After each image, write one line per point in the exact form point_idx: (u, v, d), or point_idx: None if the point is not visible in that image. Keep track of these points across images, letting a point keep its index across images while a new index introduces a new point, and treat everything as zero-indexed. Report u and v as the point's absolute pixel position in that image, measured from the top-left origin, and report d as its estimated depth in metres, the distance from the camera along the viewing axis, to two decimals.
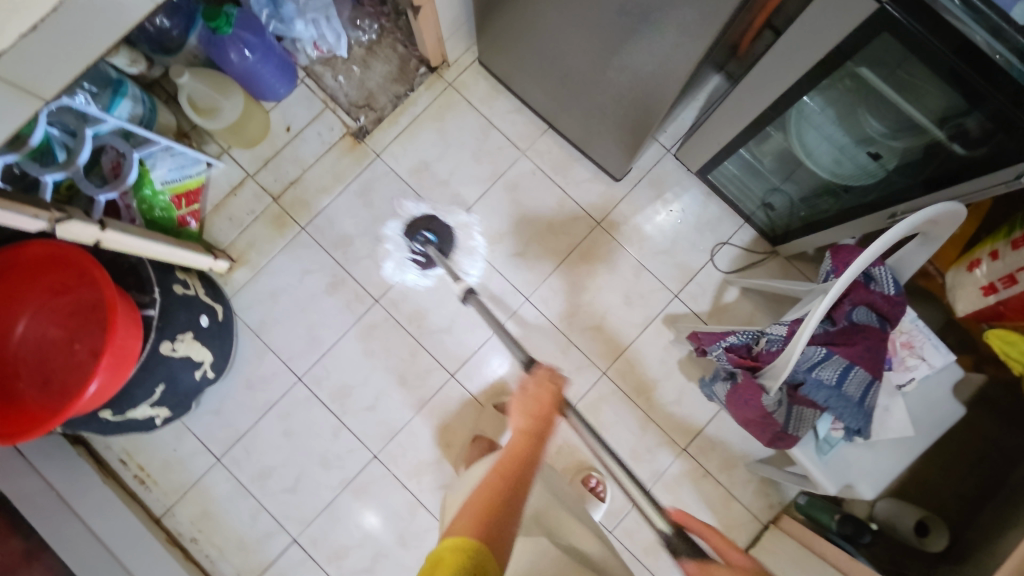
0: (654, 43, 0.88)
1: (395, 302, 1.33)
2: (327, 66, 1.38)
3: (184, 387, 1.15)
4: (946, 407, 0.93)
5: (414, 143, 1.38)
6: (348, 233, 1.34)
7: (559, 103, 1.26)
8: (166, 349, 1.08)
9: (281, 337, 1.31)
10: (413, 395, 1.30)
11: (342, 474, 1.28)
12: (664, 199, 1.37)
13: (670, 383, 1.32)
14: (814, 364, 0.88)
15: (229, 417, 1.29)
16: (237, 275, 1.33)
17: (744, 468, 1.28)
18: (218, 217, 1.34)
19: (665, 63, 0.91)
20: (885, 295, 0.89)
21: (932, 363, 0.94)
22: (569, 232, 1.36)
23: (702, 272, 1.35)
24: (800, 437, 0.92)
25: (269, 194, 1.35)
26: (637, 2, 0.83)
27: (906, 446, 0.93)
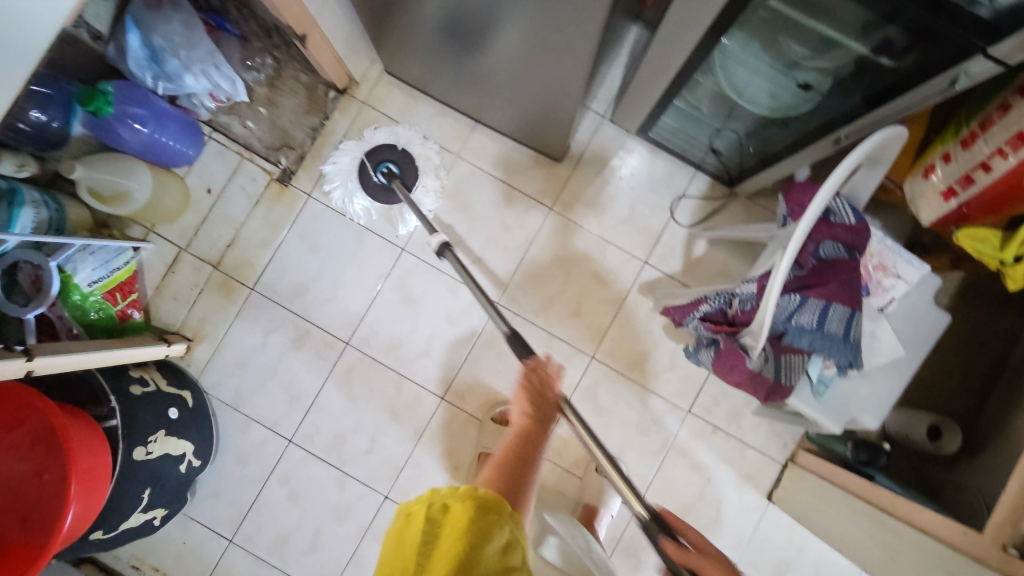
0: (549, 22, 0.82)
1: (366, 339, 1.28)
2: (232, 115, 1.30)
3: (173, 483, 1.12)
4: (931, 319, 0.92)
5: (343, 173, 1.31)
6: (301, 282, 1.29)
7: (480, 98, 1.20)
8: (141, 456, 1.05)
9: (259, 405, 1.27)
10: (408, 427, 1.27)
11: (358, 523, 1.25)
12: (610, 166, 1.32)
13: (661, 351, 1.29)
14: (791, 313, 0.86)
15: (230, 496, 1.26)
16: (199, 353, 1.27)
17: (752, 415, 1.27)
18: (162, 299, 1.27)
19: (567, 43, 0.85)
20: (846, 225, 0.85)
21: (909, 279, 0.91)
22: (523, 225, 1.31)
23: (666, 231, 1.31)
24: (794, 386, 0.89)
25: (208, 263, 1.28)
26: None
27: (899, 367, 0.92)
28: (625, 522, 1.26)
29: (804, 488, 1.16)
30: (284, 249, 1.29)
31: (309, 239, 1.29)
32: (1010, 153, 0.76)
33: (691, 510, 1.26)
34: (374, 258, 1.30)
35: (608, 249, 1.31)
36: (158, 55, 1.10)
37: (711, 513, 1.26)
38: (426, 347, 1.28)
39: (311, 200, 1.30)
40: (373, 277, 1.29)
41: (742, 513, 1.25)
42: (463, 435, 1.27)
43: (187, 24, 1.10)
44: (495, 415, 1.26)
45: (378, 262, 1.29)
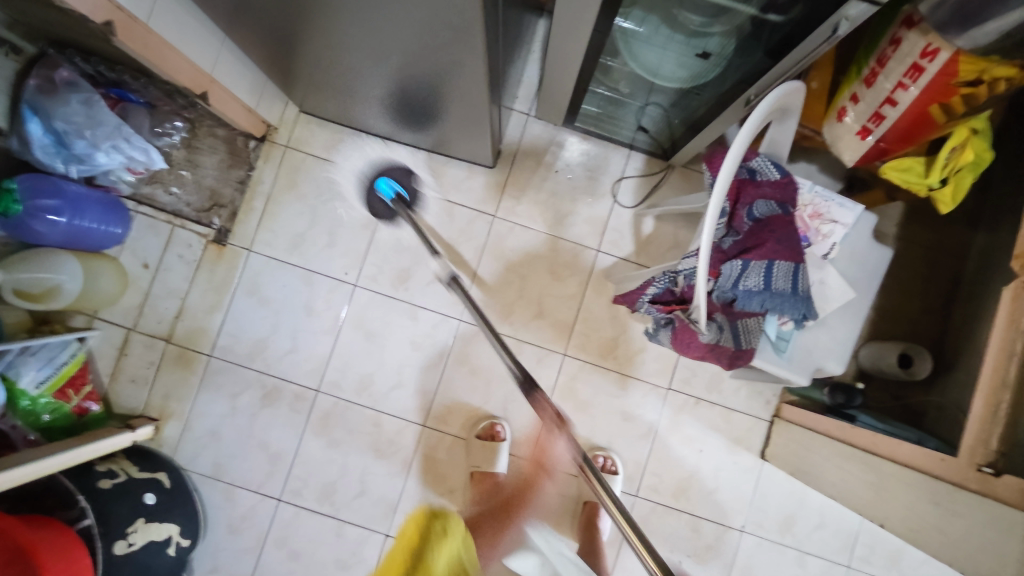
0: (432, 52, 0.82)
1: (336, 383, 1.26)
2: (155, 183, 1.27)
3: (163, 569, 1.09)
4: (875, 256, 0.93)
5: (279, 221, 1.28)
6: (258, 339, 1.26)
7: (400, 122, 1.19)
8: (122, 549, 1.02)
9: (240, 470, 1.24)
10: (395, 461, 1.25)
11: (363, 567, 1.23)
12: (546, 162, 1.31)
13: (630, 334, 1.28)
14: (737, 278, 0.85)
15: (229, 568, 1.23)
16: (168, 432, 1.24)
17: (731, 379, 1.27)
18: (120, 384, 1.24)
19: (458, 68, 0.86)
20: (772, 181, 0.86)
21: (845, 222, 0.91)
22: (471, 236, 1.29)
23: (612, 215, 1.30)
24: (755, 347, 0.89)
25: (159, 339, 1.25)
26: (394, 25, 0.78)
27: (853, 309, 0.92)
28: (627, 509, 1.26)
29: (792, 441, 1.17)
30: (235, 309, 1.26)
31: (258, 294, 1.27)
32: (911, 85, 0.77)
33: (690, 485, 1.26)
34: (328, 299, 1.27)
35: (560, 244, 1.30)
36: (64, 139, 1.08)
37: (709, 483, 1.26)
38: (398, 378, 1.27)
39: (252, 254, 1.27)
40: (330, 319, 1.27)
41: (739, 477, 1.26)
42: (452, 458, 1.26)
43: (87, 101, 1.08)
44: (479, 432, 1.24)
45: (333, 303, 1.27)
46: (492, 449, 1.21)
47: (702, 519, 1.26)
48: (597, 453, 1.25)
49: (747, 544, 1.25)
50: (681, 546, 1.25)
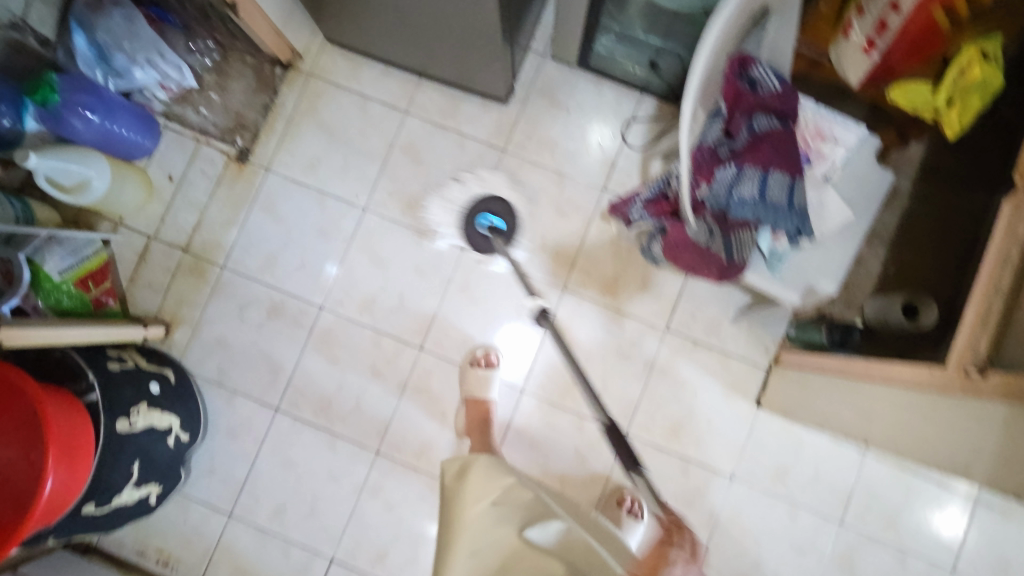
0: None
1: (340, 301, 1.30)
2: (185, 103, 1.33)
3: (162, 458, 1.13)
4: (876, 179, 0.92)
5: (298, 143, 1.34)
6: (268, 254, 1.31)
7: (418, 50, 1.22)
8: (124, 426, 1.06)
9: (243, 378, 1.29)
10: (391, 381, 1.28)
11: (353, 481, 1.26)
12: (558, 102, 1.32)
13: (631, 274, 1.28)
14: (731, 186, 0.85)
15: (224, 471, 1.27)
16: (178, 336, 1.30)
17: (730, 324, 1.26)
18: (138, 287, 1.30)
19: None
20: (772, 92, 0.84)
21: (845, 142, 0.90)
22: (480, 168, 1.32)
23: (621, 157, 1.31)
24: (747, 262, 0.90)
25: (177, 248, 1.31)
26: None
27: (851, 231, 0.91)
28: (617, 447, 1.26)
29: (788, 387, 1.15)
30: (248, 225, 1.32)
31: (272, 212, 1.32)
32: None
33: (682, 428, 1.25)
34: (338, 221, 1.32)
35: (567, 183, 1.31)
36: (105, 53, 1.17)
37: (701, 427, 1.25)
38: (399, 301, 1.30)
39: (270, 173, 1.33)
40: (339, 240, 1.31)
41: (733, 423, 1.25)
42: (447, 382, 1.28)
43: (129, 17, 1.15)
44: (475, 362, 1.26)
45: (342, 225, 1.31)
46: (483, 377, 1.23)
47: (691, 463, 1.24)
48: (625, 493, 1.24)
49: (736, 492, 1.23)
50: (670, 489, 1.24)
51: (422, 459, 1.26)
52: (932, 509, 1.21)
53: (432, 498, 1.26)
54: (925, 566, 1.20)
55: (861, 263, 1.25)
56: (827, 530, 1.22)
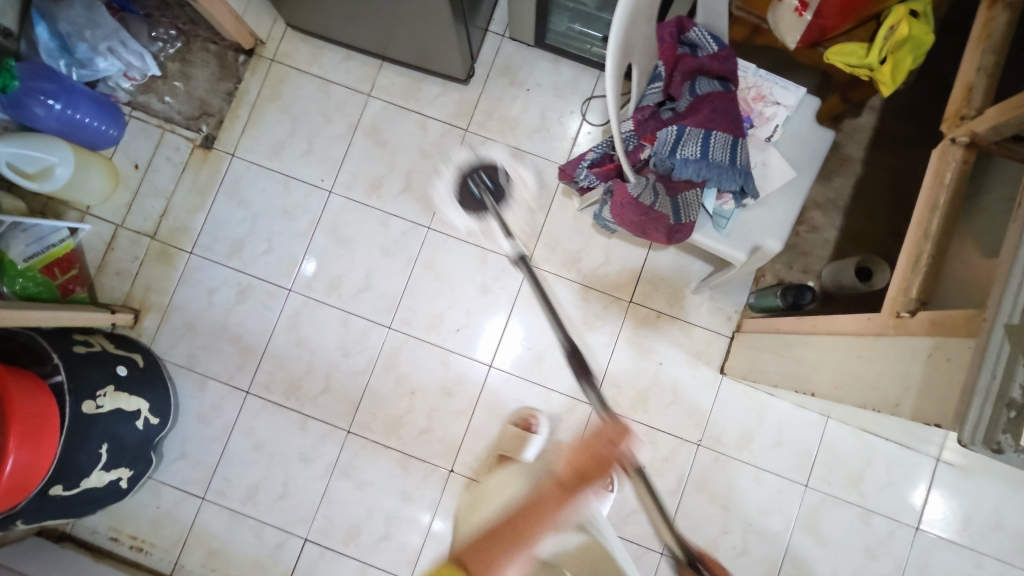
0: None
1: (308, 283, 1.31)
2: (150, 92, 1.34)
3: (130, 441, 1.14)
4: (816, 138, 0.95)
5: (262, 129, 1.35)
6: (236, 238, 1.32)
7: (377, 33, 1.24)
8: (91, 409, 1.07)
9: (212, 362, 1.30)
10: (360, 360, 1.30)
11: (324, 461, 1.27)
12: (518, 81, 1.35)
13: (594, 248, 1.30)
14: (674, 146, 0.86)
15: (196, 455, 1.28)
16: (147, 323, 1.31)
17: (692, 293, 1.28)
18: (106, 275, 1.31)
19: None
20: (710, 54, 0.88)
21: (787, 104, 0.93)
22: (443, 149, 1.34)
23: (581, 134, 1.34)
24: (694, 224, 0.91)
25: (144, 235, 1.32)
26: None
27: (793, 188, 0.94)
28: (585, 418, 1.27)
29: (745, 352, 1.18)
30: (215, 210, 1.33)
31: (238, 197, 1.34)
32: None
33: (648, 397, 1.27)
34: (304, 204, 1.33)
35: (529, 161, 1.33)
36: (67, 44, 1.18)
37: (667, 396, 1.27)
38: (366, 281, 1.31)
39: (235, 159, 1.34)
40: (305, 223, 1.33)
41: (697, 392, 1.27)
42: (415, 359, 1.30)
43: (89, 5, 1.16)
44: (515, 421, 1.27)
45: (308, 208, 1.33)
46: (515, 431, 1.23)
47: (658, 431, 1.26)
48: None
49: (703, 458, 1.25)
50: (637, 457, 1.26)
51: (392, 436, 1.28)
52: (894, 468, 1.23)
53: (404, 475, 1.27)
54: (889, 524, 1.22)
55: (817, 229, 1.28)
56: (792, 493, 1.24)
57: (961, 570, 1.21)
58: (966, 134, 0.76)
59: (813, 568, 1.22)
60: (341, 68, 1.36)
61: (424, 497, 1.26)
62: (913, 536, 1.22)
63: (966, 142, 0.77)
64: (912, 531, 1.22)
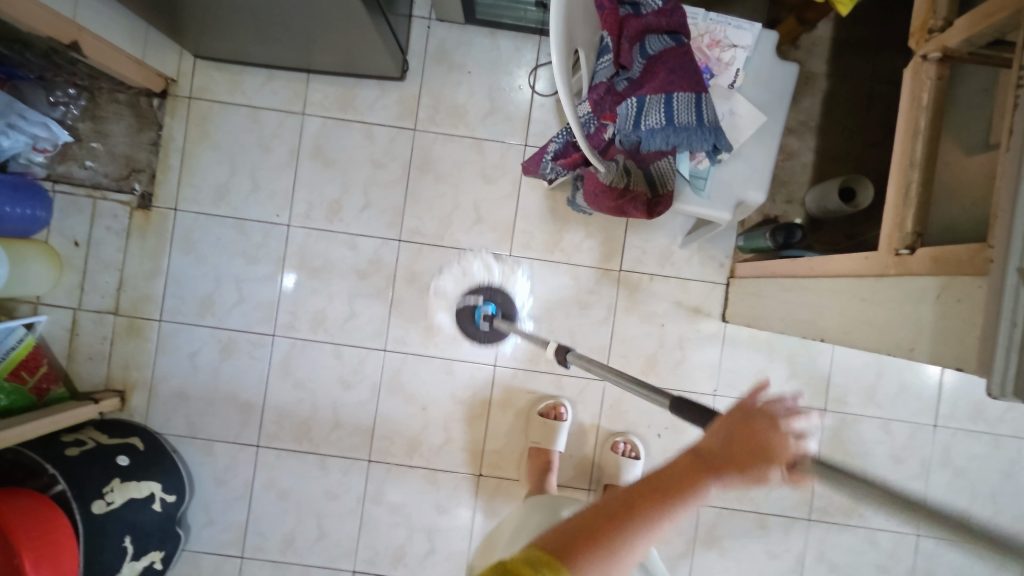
0: None
1: (290, 324, 1.26)
2: (68, 160, 1.24)
3: (152, 524, 1.11)
4: (781, 75, 0.90)
5: (200, 174, 1.26)
6: (204, 294, 1.26)
7: (295, 48, 1.13)
8: (101, 508, 1.03)
9: (214, 424, 1.26)
10: (363, 390, 1.27)
11: (353, 494, 1.26)
12: (457, 65, 1.26)
13: (573, 223, 1.26)
14: (637, 118, 0.80)
15: (224, 518, 1.27)
16: (136, 401, 1.26)
17: (680, 249, 1.26)
18: (78, 362, 1.25)
19: None
20: (656, 10, 0.81)
21: (744, 44, 0.88)
22: (395, 154, 1.27)
23: (534, 108, 1.27)
24: (672, 193, 0.89)
25: (107, 313, 1.25)
26: None
27: (766, 135, 0.90)
28: (600, 395, 1.27)
29: (744, 296, 1.17)
30: (174, 270, 1.26)
31: (194, 252, 1.26)
32: None
33: (657, 359, 1.26)
34: (264, 244, 1.26)
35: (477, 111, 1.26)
36: None
37: (675, 355, 1.26)
38: (349, 309, 1.27)
39: (179, 212, 1.26)
40: (271, 264, 1.26)
41: (704, 343, 1.26)
42: (417, 375, 1.27)
43: None
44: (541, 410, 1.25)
45: (270, 247, 1.26)
46: (549, 426, 1.21)
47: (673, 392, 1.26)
48: (618, 438, 1.25)
49: (722, 407, 1.26)
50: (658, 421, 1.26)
51: (414, 455, 1.26)
52: (904, 375, 1.25)
53: (435, 489, 1.27)
54: (909, 429, 1.26)
55: (793, 155, 1.24)
56: (813, 420, 1.26)
57: (983, 455, 1.26)
58: (937, 50, 0.73)
59: None
60: (267, 92, 1.26)
61: (459, 505, 1.27)
62: (933, 435, 1.25)
63: (939, 57, 0.73)
64: (931, 430, 1.25)
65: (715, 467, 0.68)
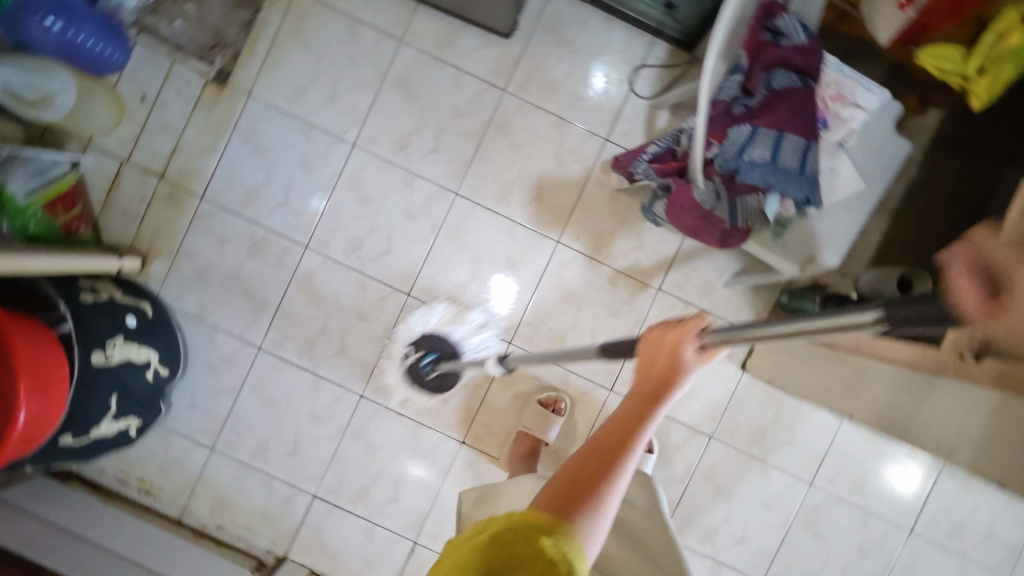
0: None
1: (325, 241, 1.25)
2: (159, 14, 1.21)
3: (140, 391, 1.11)
4: (892, 149, 0.89)
5: (283, 68, 1.24)
6: (251, 187, 1.25)
7: None
8: (99, 360, 1.03)
9: (225, 313, 1.26)
10: (376, 325, 1.26)
11: (336, 422, 1.27)
12: (565, 40, 1.24)
13: (628, 230, 1.25)
14: (742, 147, 0.79)
15: (206, 406, 1.27)
16: (155, 268, 1.26)
17: (723, 287, 1.25)
18: (110, 214, 1.25)
19: None
20: (796, 46, 0.81)
21: (867, 107, 0.86)
22: (478, 108, 1.25)
23: (626, 105, 1.25)
24: (750, 230, 0.90)
25: (152, 175, 1.24)
26: None
27: (859, 202, 0.88)
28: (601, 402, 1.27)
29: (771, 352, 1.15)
30: (229, 154, 1.24)
31: (254, 142, 1.25)
32: None
33: None
34: (325, 156, 1.25)
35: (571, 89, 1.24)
36: None
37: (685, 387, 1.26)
38: (387, 245, 1.26)
39: (251, 99, 1.24)
40: (325, 177, 1.25)
41: (717, 384, 1.26)
42: (432, 328, 1.26)
43: None
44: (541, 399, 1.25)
45: (329, 160, 1.25)
46: (545, 416, 1.21)
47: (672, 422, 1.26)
48: None
49: (714, 450, 1.26)
50: None
51: (405, 403, 1.26)
52: (897, 475, 1.26)
53: (415, 442, 1.27)
54: (885, 526, 1.26)
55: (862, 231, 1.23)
56: (797, 490, 1.26)
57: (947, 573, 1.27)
58: None
59: (806, 561, 1.27)
60: (373, 8, 1.23)
61: (433, 465, 1.27)
62: (906, 539, 1.26)
63: None
64: (906, 534, 1.26)
65: (649, 368, 0.60)
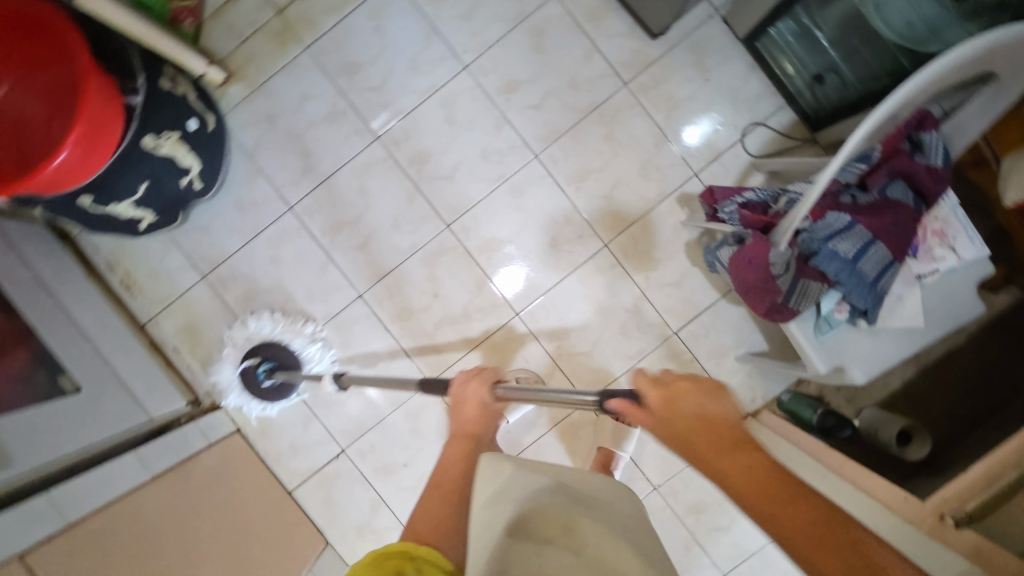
0: None
1: (396, 141, 1.25)
2: None
3: (169, 193, 1.11)
4: (965, 303, 0.87)
5: None
6: (354, 59, 1.25)
7: None
8: (149, 145, 1.04)
9: (274, 162, 1.26)
10: (404, 240, 1.26)
11: (325, 308, 1.27)
12: (703, 65, 1.22)
13: (673, 266, 1.24)
14: (834, 235, 0.80)
15: (217, 236, 1.27)
16: (233, 91, 1.26)
17: (733, 360, 1.24)
18: (217, 24, 1.25)
19: None
20: (929, 167, 0.80)
21: (962, 256, 0.85)
22: (594, 88, 1.24)
23: (729, 152, 1.23)
24: (798, 313, 0.85)
25: (272, 6, 1.24)
26: None
27: (909, 337, 0.87)
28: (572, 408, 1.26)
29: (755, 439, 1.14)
30: (349, 21, 1.24)
31: (376, 21, 1.24)
32: None
33: None
34: (434, 64, 1.24)
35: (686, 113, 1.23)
36: None
37: None
38: (450, 172, 1.25)
39: None
40: (425, 84, 1.25)
41: None
42: (453, 267, 1.25)
43: None
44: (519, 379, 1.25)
45: (436, 70, 1.24)
46: None
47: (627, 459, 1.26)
48: None
49: (652, 502, 1.25)
50: None
51: (395, 322, 1.26)
52: None
53: (387, 362, 1.27)
54: None
55: None
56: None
57: None
58: None
59: None
60: None
61: (393, 390, 1.27)
62: None
63: None
64: None
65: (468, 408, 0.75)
